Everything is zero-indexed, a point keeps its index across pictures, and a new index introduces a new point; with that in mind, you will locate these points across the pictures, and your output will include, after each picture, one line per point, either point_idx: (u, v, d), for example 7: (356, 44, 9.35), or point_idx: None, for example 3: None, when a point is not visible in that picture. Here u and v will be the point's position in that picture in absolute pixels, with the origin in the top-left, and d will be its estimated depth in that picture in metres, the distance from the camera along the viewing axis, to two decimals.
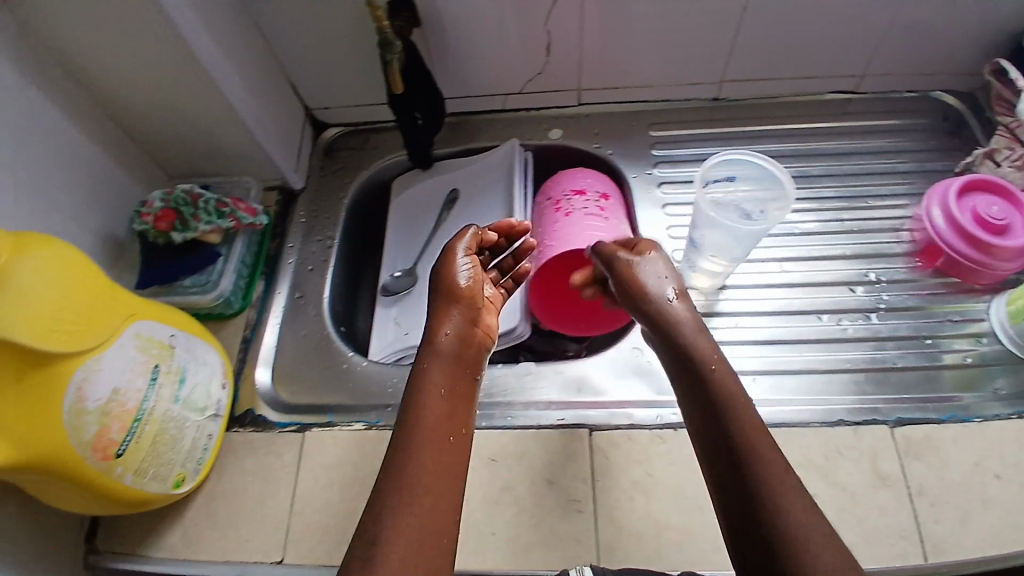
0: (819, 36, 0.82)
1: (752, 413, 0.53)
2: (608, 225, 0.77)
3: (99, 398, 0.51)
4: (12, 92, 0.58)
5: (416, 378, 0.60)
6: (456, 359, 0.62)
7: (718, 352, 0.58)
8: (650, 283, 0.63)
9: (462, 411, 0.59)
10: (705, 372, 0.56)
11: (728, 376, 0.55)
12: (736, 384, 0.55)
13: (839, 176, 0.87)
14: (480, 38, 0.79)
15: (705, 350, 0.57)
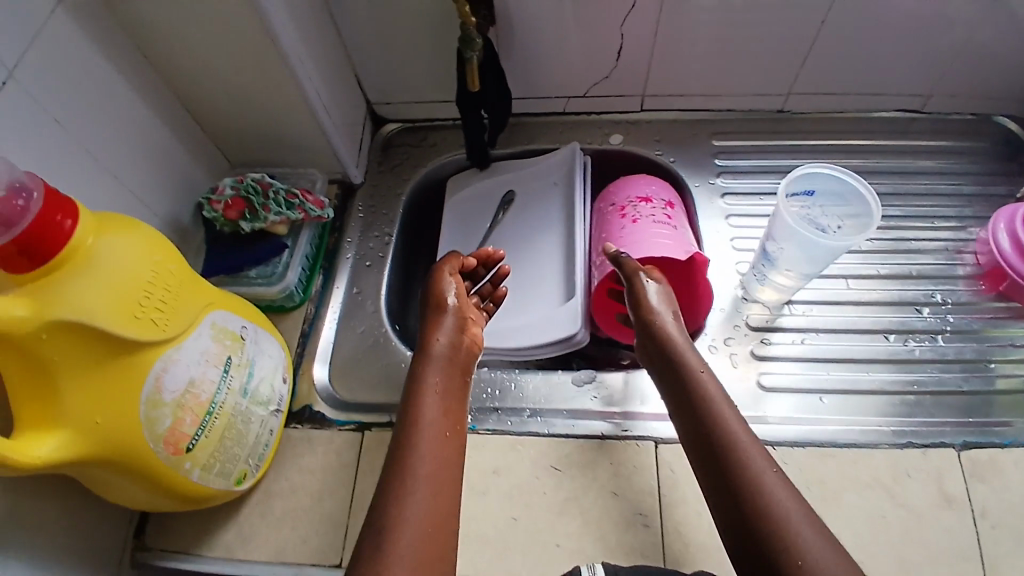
0: (895, 55, 0.80)
1: (734, 417, 0.56)
2: (675, 234, 0.75)
3: (175, 390, 0.49)
4: (93, 69, 0.58)
5: (410, 383, 0.61)
6: (452, 366, 0.63)
7: (701, 364, 0.61)
8: (654, 299, 0.66)
9: (458, 413, 0.61)
10: (694, 381, 0.59)
11: (711, 385, 0.59)
12: (717, 392, 0.58)
13: (904, 195, 0.85)
14: (552, 39, 0.77)
15: (689, 361, 0.61)
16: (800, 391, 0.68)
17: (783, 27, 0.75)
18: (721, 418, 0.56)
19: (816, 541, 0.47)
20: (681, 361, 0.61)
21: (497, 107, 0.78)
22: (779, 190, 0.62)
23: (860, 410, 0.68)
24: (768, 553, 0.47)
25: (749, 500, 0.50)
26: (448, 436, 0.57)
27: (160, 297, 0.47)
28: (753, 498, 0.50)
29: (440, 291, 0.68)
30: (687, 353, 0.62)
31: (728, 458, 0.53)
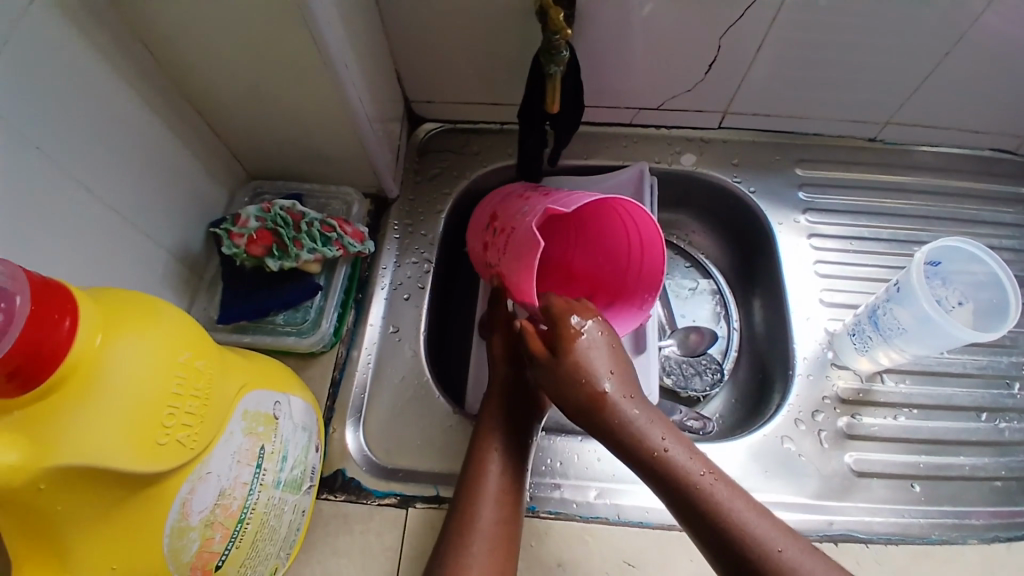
0: (1016, 95, 0.70)
1: (729, 491, 0.47)
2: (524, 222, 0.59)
3: (204, 508, 0.40)
4: (85, 69, 0.45)
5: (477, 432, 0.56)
6: (512, 423, 0.56)
7: (647, 419, 0.50)
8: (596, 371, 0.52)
9: (523, 470, 0.55)
10: (646, 447, 0.49)
11: (680, 455, 0.49)
12: (677, 450, 0.49)
13: (999, 247, 0.76)
14: (631, 47, 0.66)
15: (648, 436, 0.49)
16: (892, 478, 0.61)
17: (902, 52, 0.65)
18: (689, 482, 0.47)
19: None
20: (625, 428, 0.50)
21: (566, 123, 0.66)
22: (924, 251, 0.54)
23: (951, 498, 0.61)
24: None
25: None
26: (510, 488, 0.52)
27: (186, 408, 0.37)
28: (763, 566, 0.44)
29: (496, 357, 0.60)
30: (643, 429, 0.50)
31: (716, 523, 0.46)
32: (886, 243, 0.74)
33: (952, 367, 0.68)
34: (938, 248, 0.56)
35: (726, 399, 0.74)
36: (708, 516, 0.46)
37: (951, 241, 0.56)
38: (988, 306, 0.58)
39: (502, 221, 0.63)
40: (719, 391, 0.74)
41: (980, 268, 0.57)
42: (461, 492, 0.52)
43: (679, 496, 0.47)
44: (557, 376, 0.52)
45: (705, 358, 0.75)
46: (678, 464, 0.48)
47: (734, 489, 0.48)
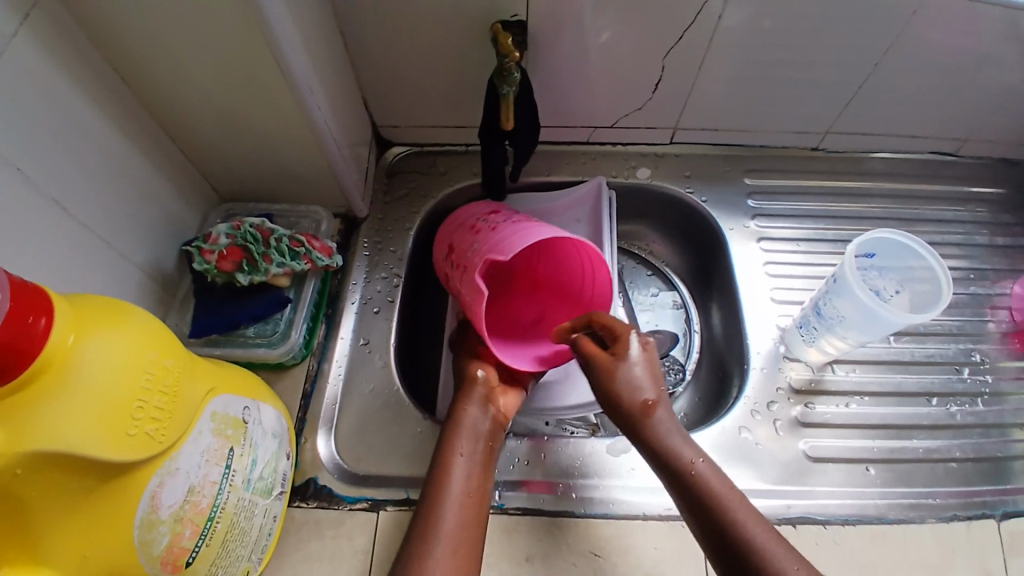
0: (941, 101, 0.75)
1: (749, 514, 0.50)
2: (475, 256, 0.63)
3: (174, 503, 0.42)
4: (62, 97, 0.48)
5: (439, 444, 0.57)
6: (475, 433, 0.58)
7: (694, 448, 0.54)
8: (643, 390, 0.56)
9: (487, 478, 0.56)
10: (682, 467, 0.52)
11: (710, 475, 0.52)
12: (712, 475, 0.52)
13: (939, 244, 0.81)
14: (580, 68, 0.70)
15: (681, 452, 0.53)
16: (848, 462, 0.64)
17: (830, 65, 0.70)
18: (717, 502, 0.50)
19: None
20: (665, 448, 0.54)
21: (524, 140, 0.70)
22: (853, 246, 0.58)
23: (903, 480, 0.64)
24: None
25: None
26: (470, 499, 0.54)
27: (156, 403, 0.39)
28: None
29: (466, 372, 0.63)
30: (678, 444, 0.54)
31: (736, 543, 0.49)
32: (832, 244, 0.78)
33: (902, 356, 0.71)
34: (872, 240, 0.59)
35: (690, 400, 0.77)
36: (729, 534, 0.49)
37: (882, 234, 0.59)
38: (923, 294, 0.61)
39: (457, 255, 0.67)
40: (683, 391, 0.77)
41: (915, 259, 0.60)
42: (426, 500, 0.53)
43: (705, 514, 0.51)
44: (612, 380, 0.56)
45: (668, 359, 0.78)
46: (709, 483, 0.52)
47: (754, 513, 0.51)
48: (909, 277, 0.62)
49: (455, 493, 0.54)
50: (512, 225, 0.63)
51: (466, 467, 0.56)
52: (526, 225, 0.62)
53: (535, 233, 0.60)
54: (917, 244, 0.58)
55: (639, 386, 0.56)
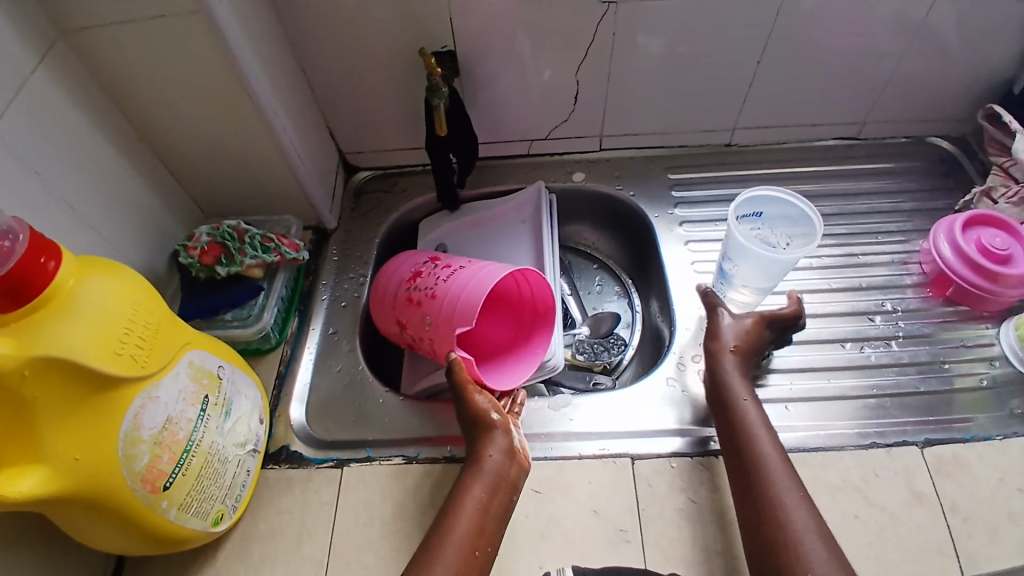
0: (825, 90, 0.87)
1: (772, 445, 0.61)
2: (436, 307, 0.71)
3: (153, 427, 0.50)
4: (73, 126, 0.61)
5: (457, 485, 0.60)
6: (492, 486, 0.59)
7: (745, 394, 0.66)
8: (726, 332, 0.70)
9: (495, 536, 0.58)
10: (735, 407, 0.64)
11: (752, 411, 0.64)
12: (757, 417, 0.63)
13: (848, 215, 0.91)
14: (508, 89, 0.83)
15: (735, 389, 0.66)
16: (769, 403, 0.74)
17: (720, 67, 0.82)
18: (750, 435, 0.62)
19: (828, 563, 0.53)
20: (727, 387, 0.66)
21: (463, 149, 0.83)
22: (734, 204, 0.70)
23: (821, 414, 0.73)
24: (777, 554, 0.55)
25: (773, 524, 0.56)
26: (474, 556, 0.55)
27: (140, 334, 0.49)
28: (769, 507, 0.57)
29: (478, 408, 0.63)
30: (736, 383, 0.66)
31: (755, 467, 0.60)
32: None
33: (812, 309, 0.82)
34: (751, 198, 0.73)
35: (636, 369, 0.84)
36: (750, 459, 0.60)
37: (757, 192, 0.73)
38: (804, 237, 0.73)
39: (414, 329, 0.73)
40: (629, 362, 0.85)
41: (791, 209, 0.73)
42: (429, 542, 0.56)
43: (735, 440, 0.62)
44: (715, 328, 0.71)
45: (612, 336, 0.86)
46: (749, 416, 0.63)
47: (779, 447, 0.61)
48: (792, 229, 0.75)
49: (459, 538, 0.55)
50: (451, 283, 0.71)
51: (478, 513, 0.57)
52: (469, 279, 0.70)
53: (486, 279, 0.69)
54: (787, 194, 0.72)
55: (739, 334, 0.70)
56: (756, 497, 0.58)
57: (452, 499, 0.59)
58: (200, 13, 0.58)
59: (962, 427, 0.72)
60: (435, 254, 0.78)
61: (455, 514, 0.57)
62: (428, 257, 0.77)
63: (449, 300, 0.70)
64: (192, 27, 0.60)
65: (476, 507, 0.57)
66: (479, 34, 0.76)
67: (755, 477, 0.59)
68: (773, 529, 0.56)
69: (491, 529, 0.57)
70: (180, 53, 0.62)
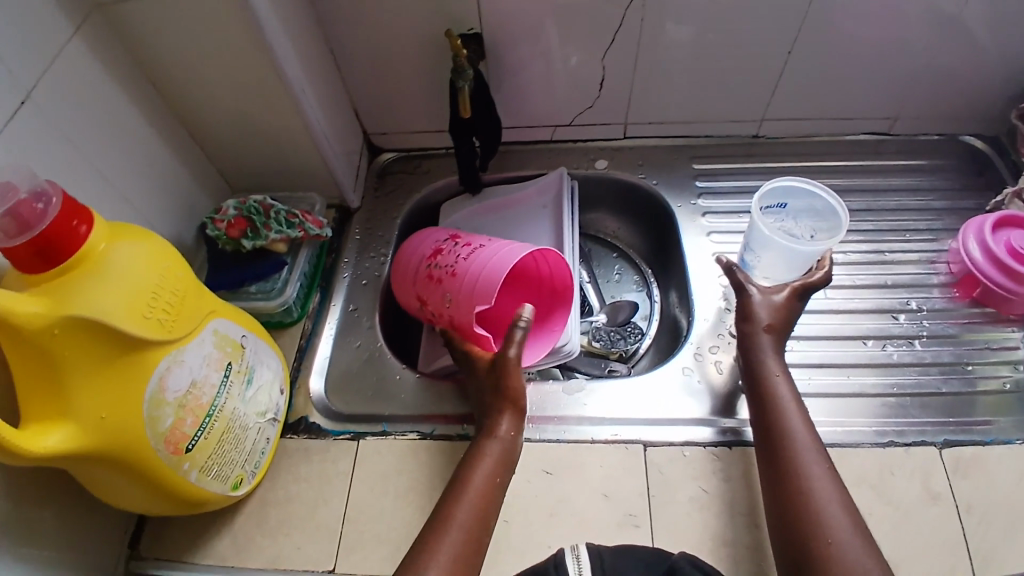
0: (857, 83, 0.85)
1: (802, 425, 0.61)
2: (456, 285, 0.71)
3: (178, 390, 0.51)
4: (108, 97, 0.63)
5: (469, 454, 0.61)
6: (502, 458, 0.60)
7: (779, 370, 0.64)
8: (761, 309, 0.67)
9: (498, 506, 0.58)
10: (767, 382, 0.64)
11: (784, 389, 0.63)
12: (788, 394, 0.62)
13: (876, 211, 0.89)
14: (533, 73, 0.83)
15: (768, 365, 0.65)
16: None
17: (749, 56, 0.81)
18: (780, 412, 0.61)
19: (857, 543, 0.53)
20: (761, 362, 0.65)
21: (487, 132, 0.83)
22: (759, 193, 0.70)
23: (838, 410, 0.72)
24: (801, 528, 0.55)
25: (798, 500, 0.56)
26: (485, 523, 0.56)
27: (167, 300, 0.50)
28: (795, 483, 0.57)
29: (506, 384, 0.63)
30: (769, 359, 0.65)
31: (783, 442, 0.59)
32: None
33: (834, 305, 0.80)
34: (776, 189, 0.73)
35: (652, 358, 0.85)
36: (779, 435, 0.60)
37: (782, 182, 0.72)
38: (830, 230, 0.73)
39: (433, 306, 0.74)
40: (646, 351, 0.85)
41: (817, 200, 0.73)
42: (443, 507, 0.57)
43: (765, 416, 0.62)
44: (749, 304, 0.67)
45: (630, 325, 0.86)
46: (781, 393, 0.63)
47: (809, 424, 0.61)
48: (817, 221, 0.74)
49: (469, 505, 0.56)
50: (470, 262, 0.71)
51: (489, 483, 0.58)
52: (488, 258, 0.71)
53: (505, 259, 0.69)
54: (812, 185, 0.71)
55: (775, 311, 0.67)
56: (783, 472, 0.58)
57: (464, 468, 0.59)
58: None
59: (983, 429, 0.70)
60: (455, 231, 0.78)
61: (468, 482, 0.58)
62: (449, 234, 0.77)
63: (469, 278, 0.70)
64: (223, 2, 0.60)
65: (489, 478, 0.58)
66: (506, 16, 0.76)
67: (784, 452, 0.59)
68: (800, 506, 0.56)
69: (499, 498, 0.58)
70: (210, 27, 0.63)
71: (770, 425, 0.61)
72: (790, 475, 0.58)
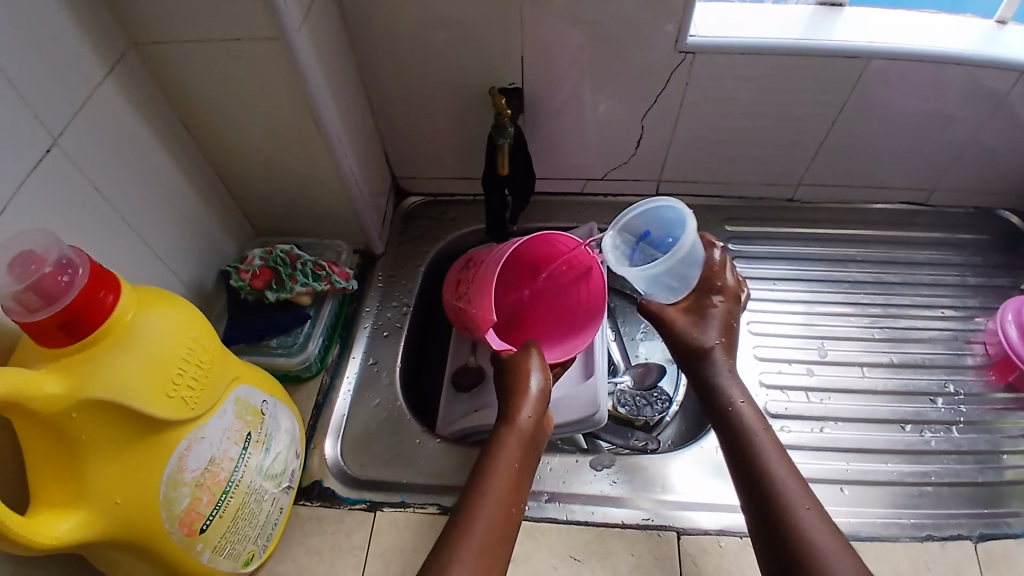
0: (896, 155, 0.84)
1: (775, 450, 0.60)
2: (474, 289, 0.73)
3: (196, 468, 0.48)
4: (139, 143, 0.61)
5: (491, 444, 0.61)
6: (526, 446, 0.62)
7: (739, 395, 0.65)
8: (706, 329, 0.68)
9: (523, 498, 0.59)
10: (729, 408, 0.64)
11: (750, 416, 0.63)
12: (754, 419, 0.63)
13: (913, 285, 0.87)
14: (571, 128, 0.82)
15: (727, 390, 0.65)
16: (821, 482, 0.70)
17: (789, 123, 0.80)
18: (748, 437, 0.61)
19: (846, 558, 0.52)
20: (719, 387, 0.65)
21: (520, 186, 0.82)
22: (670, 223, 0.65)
23: (876, 500, 0.69)
24: (791, 549, 0.54)
25: (782, 523, 0.55)
26: (510, 512, 0.57)
27: (192, 374, 0.47)
28: (777, 505, 0.56)
29: (525, 379, 0.65)
30: (727, 384, 0.65)
31: (758, 466, 0.59)
32: (808, 284, 0.87)
33: (874, 385, 0.78)
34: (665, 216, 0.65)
35: (678, 428, 0.82)
36: (750, 461, 0.60)
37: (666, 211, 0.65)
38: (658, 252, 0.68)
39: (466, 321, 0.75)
40: (671, 420, 0.82)
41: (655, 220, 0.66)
42: (466, 498, 0.57)
43: (733, 441, 0.62)
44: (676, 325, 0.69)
45: (656, 390, 0.83)
46: (745, 416, 0.63)
47: (780, 447, 0.61)
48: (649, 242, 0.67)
49: (493, 495, 0.57)
50: (485, 262, 0.74)
51: (511, 474, 0.59)
52: (497, 253, 0.73)
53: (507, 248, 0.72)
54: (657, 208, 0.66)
55: (709, 323, 0.68)
56: (762, 496, 0.57)
57: (487, 455, 0.60)
58: (276, 39, 0.57)
59: (1018, 522, 0.67)
60: (468, 256, 0.80)
61: (490, 471, 0.59)
62: (466, 257, 0.79)
63: (482, 278, 0.72)
64: (264, 53, 0.58)
65: (512, 466, 0.59)
66: (547, 71, 0.74)
67: (758, 475, 0.59)
68: (787, 528, 0.55)
69: (522, 490, 0.59)
70: (248, 76, 0.61)
71: (743, 451, 0.61)
72: (773, 498, 0.57)
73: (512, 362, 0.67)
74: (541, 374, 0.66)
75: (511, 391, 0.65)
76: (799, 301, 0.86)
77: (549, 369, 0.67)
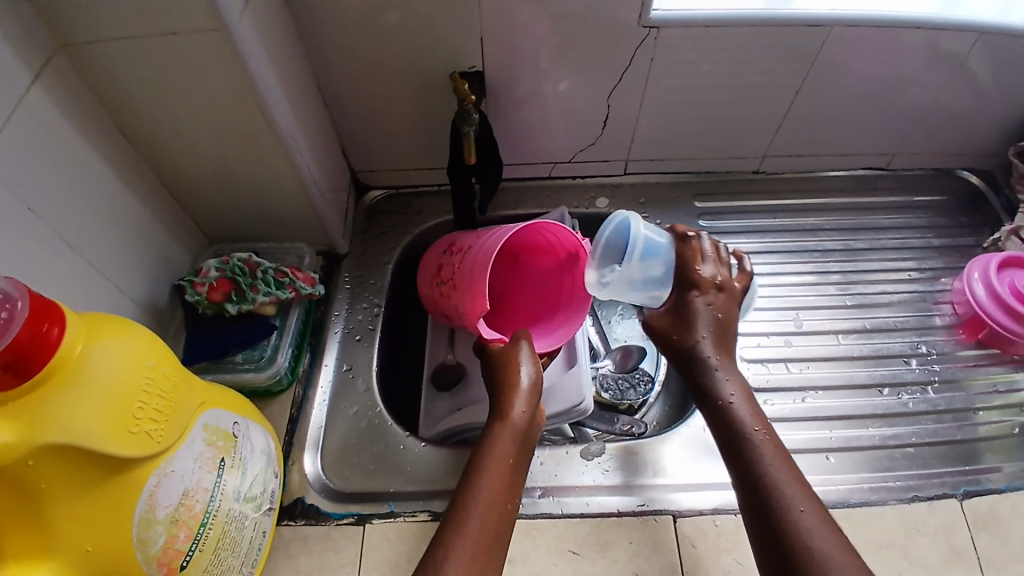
0: (859, 123, 0.85)
1: (770, 448, 0.59)
2: (462, 275, 0.69)
3: (169, 505, 0.45)
4: (74, 153, 0.55)
5: (483, 439, 0.60)
6: (520, 441, 0.60)
7: (733, 392, 0.64)
8: (701, 322, 0.67)
9: (518, 496, 0.58)
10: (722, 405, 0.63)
11: (744, 412, 0.62)
12: (749, 417, 0.62)
13: (880, 249, 0.89)
14: (536, 112, 0.79)
15: (722, 388, 0.64)
16: (809, 453, 0.71)
17: (756, 96, 0.79)
18: (743, 433, 0.60)
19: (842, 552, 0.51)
20: (713, 386, 0.65)
21: (487, 174, 0.79)
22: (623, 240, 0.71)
23: (861, 466, 0.70)
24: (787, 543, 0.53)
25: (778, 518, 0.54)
26: (506, 509, 0.56)
27: (155, 406, 0.43)
28: (772, 500, 0.55)
29: (516, 372, 0.63)
30: (723, 382, 0.64)
31: (753, 461, 0.58)
32: (781, 255, 0.87)
33: (850, 351, 0.79)
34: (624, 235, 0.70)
35: (661, 409, 0.82)
36: (745, 457, 0.59)
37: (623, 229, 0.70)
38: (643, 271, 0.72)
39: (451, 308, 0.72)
40: (654, 401, 0.82)
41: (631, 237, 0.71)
42: (459, 494, 0.56)
43: (729, 438, 0.61)
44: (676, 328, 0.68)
45: (638, 371, 0.82)
46: (740, 414, 0.62)
47: (777, 443, 0.60)
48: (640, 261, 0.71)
49: (487, 491, 0.55)
50: (474, 247, 0.70)
51: (504, 469, 0.57)
52: (489, 237, 0.69)
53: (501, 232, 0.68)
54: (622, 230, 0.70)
55: (706, 317, 0.68)
56: (757, 492, 0.56)
57: (479, 452, 0.58)
58: (219, 32, 0.52)
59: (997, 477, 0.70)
60: (451, 240, 0.77)
61: (484, 468, 0.57)
62: (448, 243, 0.76)
63: (472, 262, 0.69)
64: (204, 48, 0.54)
65: (506, 462, 0.58)
66: (509, 54, 0.71)
67: (754, 472, 0.58)
68: (784, 524, 0.54)
69: (516, 486, 0.58)
70: (191, 73, 0.56)
71: (739, 448, 0.60)
72: (768, 493, 0.56)
73: (503, 355, 0.65)
74: (532, 367, 0.64)
75: (501, 386, 0.63)
76: (773, 273, 0.86)
77: (540, 362, 0.66)
